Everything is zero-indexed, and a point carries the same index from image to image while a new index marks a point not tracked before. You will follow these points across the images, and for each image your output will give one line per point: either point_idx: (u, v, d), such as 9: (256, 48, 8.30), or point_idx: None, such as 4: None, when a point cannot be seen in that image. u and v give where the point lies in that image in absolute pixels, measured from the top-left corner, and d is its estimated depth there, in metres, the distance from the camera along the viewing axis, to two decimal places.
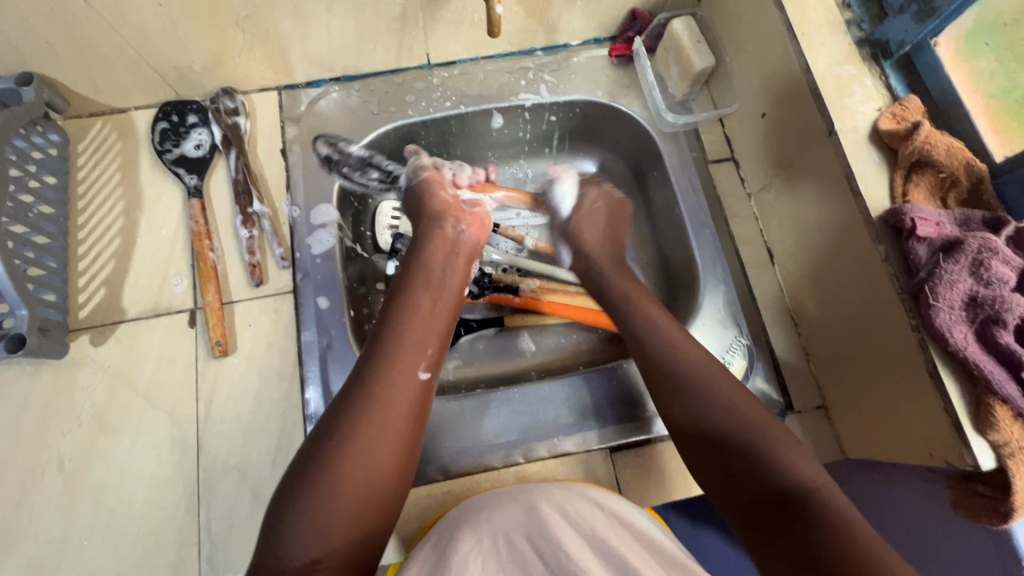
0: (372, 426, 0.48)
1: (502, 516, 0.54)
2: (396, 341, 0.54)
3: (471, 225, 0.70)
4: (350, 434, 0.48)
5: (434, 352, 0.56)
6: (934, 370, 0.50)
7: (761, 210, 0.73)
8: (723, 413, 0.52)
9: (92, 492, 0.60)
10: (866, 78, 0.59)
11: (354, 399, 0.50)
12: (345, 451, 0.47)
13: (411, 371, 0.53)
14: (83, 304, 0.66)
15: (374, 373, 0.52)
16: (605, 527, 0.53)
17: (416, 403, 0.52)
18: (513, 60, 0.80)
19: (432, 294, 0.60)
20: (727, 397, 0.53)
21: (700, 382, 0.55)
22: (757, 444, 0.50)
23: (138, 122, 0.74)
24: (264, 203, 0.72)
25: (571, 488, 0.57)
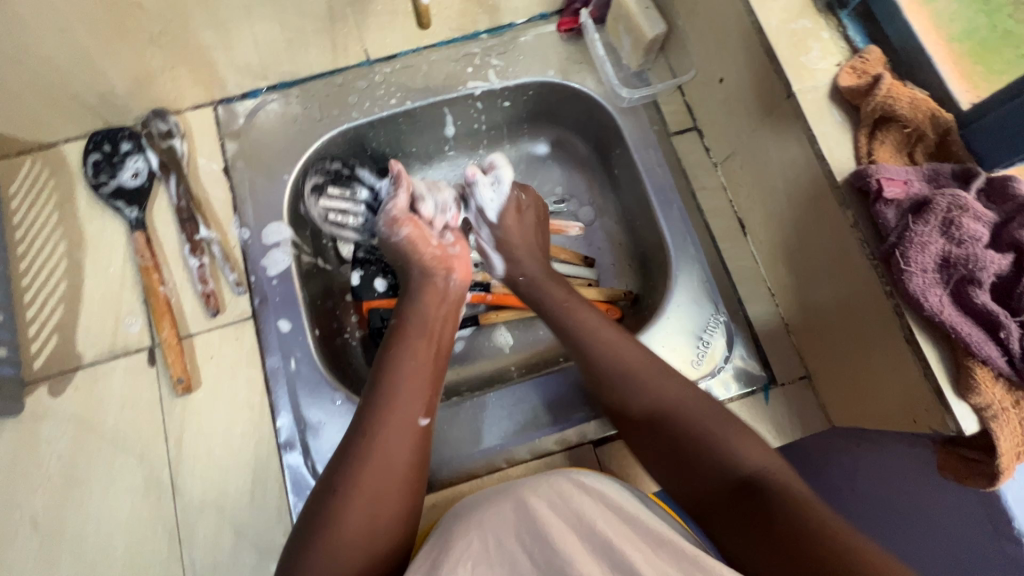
0: (376, 473, 0.49)
1: (495, 520, 0.50)
2: (395, 383, 0.54)
3: (457, 269, 0.66)
4: (355, 487, 0.48)
5: (432, 394, 0.56)
6: (911, 336, 0.48)
7: (729, 179, 0.71)
8: (666, 407, 0.55)
9: (71, 545, 0.59)
10: (824, 32, 0.56)
11: (356, 449, 0.50)
12: (349, 503, 0.48)
13: (411, 416, 0.53)
14: (37, 354, 0.64)
15: (374, 425, 0.51)
16: (593, 512, 0.49)
17: (418, 447, 0.52)
18: (457, 47, 0.75)
19: (429, 340, 0.59)
20: (658, 385, 0.56)
21: (620, 373, 0.57)
22: (704, 435, 0.52)
23: (69, 155, 0.70)
24: (212, 227, 0.68)
25: (555, 476, 0.54)
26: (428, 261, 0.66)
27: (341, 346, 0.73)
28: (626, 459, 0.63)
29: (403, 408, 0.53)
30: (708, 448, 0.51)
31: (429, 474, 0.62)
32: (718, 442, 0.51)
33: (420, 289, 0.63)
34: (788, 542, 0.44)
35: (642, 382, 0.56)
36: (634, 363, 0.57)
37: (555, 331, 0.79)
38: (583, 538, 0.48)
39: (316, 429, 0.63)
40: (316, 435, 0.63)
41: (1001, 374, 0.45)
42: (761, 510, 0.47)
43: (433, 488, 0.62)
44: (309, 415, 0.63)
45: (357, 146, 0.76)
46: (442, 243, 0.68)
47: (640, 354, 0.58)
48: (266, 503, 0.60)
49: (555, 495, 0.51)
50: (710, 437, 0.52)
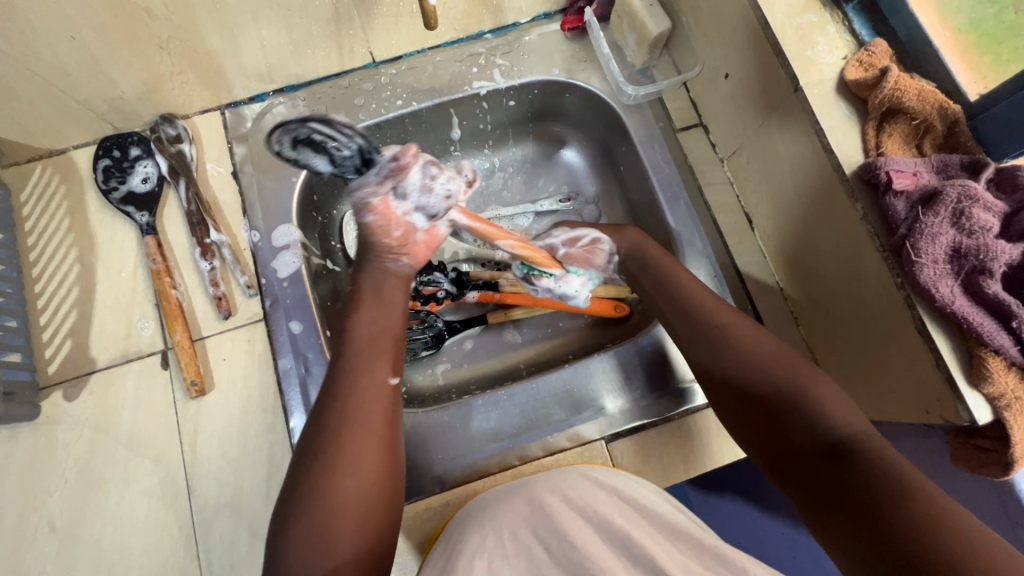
0: (352, 438, 0.49)
1: (508, 514, 0.51)
2: (355, 355, 0.55)
3: (412, 253, 0.63)
4: (333, 455, 0.48)
5: (395, 360, 0.57)
6: (923, 328, 0.48)
7: (735, 174, 0.71)
8: (762, 365, 0.53)
9: (89, 547, 0.59)
10: (829, 26, 0.56)
11: (329, 417, 0.50)
12: (329, 474, 0.47)
13: (378, 380, 0.54)
14: (51, 359, 0.64)
15: (341, 397, 0.52)
16: (610, 508, 0.50)
17: (391, 408, 0.53)
18: (462, 47, 0.76)
19: (386, 311, 0.60)
20: (755, 346, 0.55)
21: (723, 332, 0.57)
22: (796, 395, 0.50)
23: (79, 161, 0.70)
24: (222, 231, 0.69)
25: (571, 471, 0.54)
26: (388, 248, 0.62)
27: None
28: (637, 455, 0.63)
29: (367, 377, 0.53)
30: (800, 408, 0.49)
31: (441, 473, 0.63)
32: (811, 403, 0.49)
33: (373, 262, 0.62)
34: (876, 508, 0.41)
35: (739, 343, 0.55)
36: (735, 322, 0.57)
37: (563, 328, 0.79)
38: (603, 535, 0.49)
39: None
40: None
41: (1014, 363, 0.45)
42: (852, 475, 0.43)
43: (447, 486, 0.62)
44: None
45: None
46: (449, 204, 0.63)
47: (736, 318, 0.57)
48: (282, 503, 0.61)
49: (570, 491, 0.51)
50: (800, 396, 0.50)
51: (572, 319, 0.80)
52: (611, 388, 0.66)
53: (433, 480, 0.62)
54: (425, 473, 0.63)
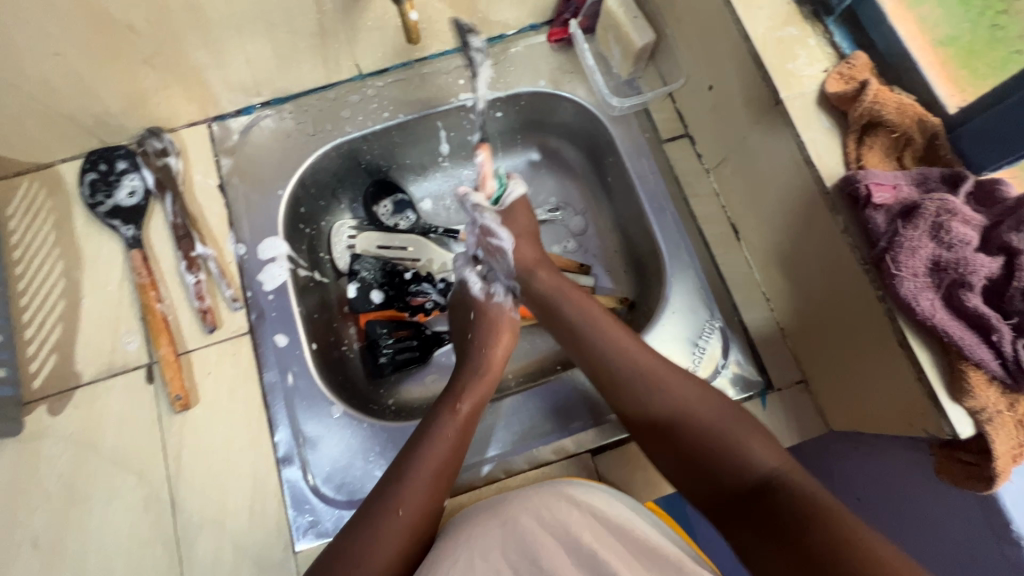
0: (405, 507, 0.52)
1: (482, 536, 0.50)
2: (433, 431, 0.58)
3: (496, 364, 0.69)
4: (380, 520, 0.51)
5: (465, 441, 0.59)
6: (904, 340, 0.48)
7: (721, 185, 0.71)
8: (664, 398, 0.56)
9: (71, 564, 0.59)
10: (810, 39, 0.56)
11: (389, 484, 0.53)
12: (377, 538, 0.50)
13: (445, 460, 0.56)
14: (36, 374, 0.64)
15: (414, 465, 0.55)
16: (581, 526, 0.49)
17: (440, 485, 0.55)
18: (448, 59, 0.76)
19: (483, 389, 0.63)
20: (663, 376, 0.57)
21: (613, 354, 0.59)
22: (721, 443, 0.52)
23: (66, 175, 0.71)
24: (208, 244, 0.69)
25: (547, 489, 0.53)
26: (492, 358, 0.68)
27: (338, 358, 0.73)
28: (624, 469, 0.63)
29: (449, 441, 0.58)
30: (724, 452, 0.51)
31: None
32: (737, 447, 0.51)
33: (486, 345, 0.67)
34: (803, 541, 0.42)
35: (665, 387, 0.56)
36: (658, 371, 0.57)
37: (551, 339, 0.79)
38: (571, 554, 0.47)
39: (313, 443, 0.64)
40: (314, 449, 0.64)
41: (995, 377, 0.45)
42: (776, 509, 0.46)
43: None
44: (307, 429, 0.64)
45: (352, 160, 0.77)
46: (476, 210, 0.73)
47: (660, 362, 0.58)
48: (266, 518, 0.60)
49: (545, 509, 0.51)
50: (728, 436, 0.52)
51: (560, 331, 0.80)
52: (595, 400, 0.66)
53: None
54: None
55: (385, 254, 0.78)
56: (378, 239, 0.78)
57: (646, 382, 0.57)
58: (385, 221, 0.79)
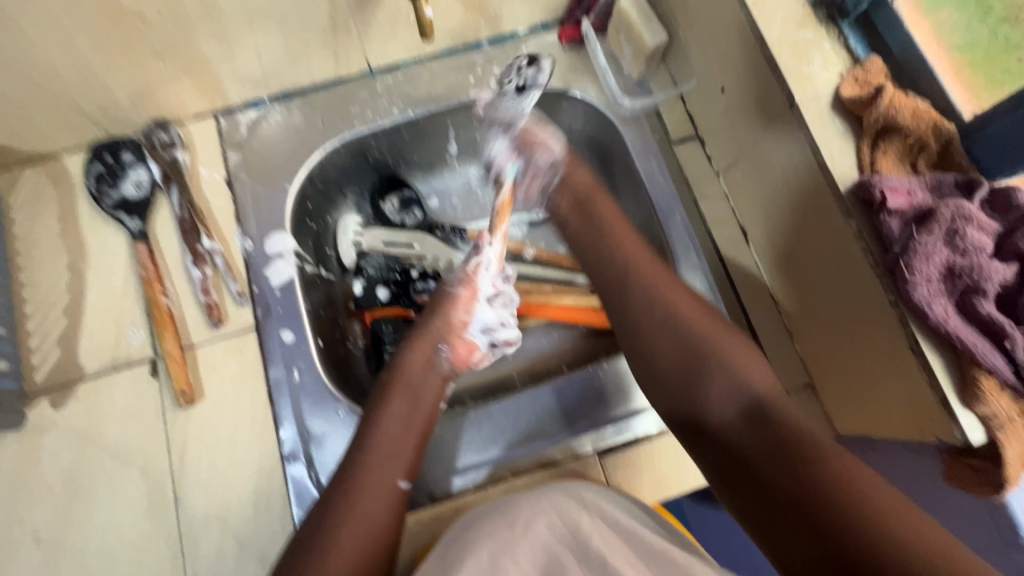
0: (352, 534, 0.49)
1: (490, 539, 0.50)
2: (365, 452, 0.55)
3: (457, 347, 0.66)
4: (326, 554, 0.48)
5: (413, 457, 0.56)
6: (915, 345, 0.48)
7: (730, 187, 0.71)
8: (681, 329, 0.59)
9: (72, 559, 0.58)
10: (825, 43, 0.56)
11: (330, 512, 0.50)
12: (312, 571, 0.47)
13: (388, 479, 0.54)
14: (38, 367, 0.63)
15: (352, 486, 0.52)
16: (591, 532, 0.50)
17: (393, 509, 0.52)
18: (459, 56, 0.76)
19: (409, 399, 0.60)
20: (682, 308, 0.60)
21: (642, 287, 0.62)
22: (718, 379, 0.56)
23: (71, 166, 0.70)
24: (214, 238, 0.68)
25: (559, 488, 0.53)
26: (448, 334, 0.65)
27: (344, 355, 0.73)
28: (631, 470, 0.63)
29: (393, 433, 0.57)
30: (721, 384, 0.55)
31: (432, 486, 0.62)
32: (733, 380, 0.55)
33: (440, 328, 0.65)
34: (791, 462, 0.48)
35: (716, 363, 0.56)
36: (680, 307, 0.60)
37: (557, 339, 0.79)
38: (581, 558, 0.50)
39: (319, 440, 0.63)
40: (320, 446, 0.63)
41: (1007, 384, 0.45)
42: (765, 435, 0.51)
43: (438, 499, 0.62)
44: (313, 425, 0.64)
45: (360, 156, 0.77)
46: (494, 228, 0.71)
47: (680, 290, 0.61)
48: (271, 514, 0.60)
49: (556, 514, 0.51)
50: (726, 367, 0.56)
51: (566, 331, 0.79)
52: (602, 400, 0.65)
53: (423, 492, 0.62)
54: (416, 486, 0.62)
55: (391, 251, 0.78)
56: (384, 236, 0.78)
57: (691, 341, 0.58)
58: (392, 218, 0.79)
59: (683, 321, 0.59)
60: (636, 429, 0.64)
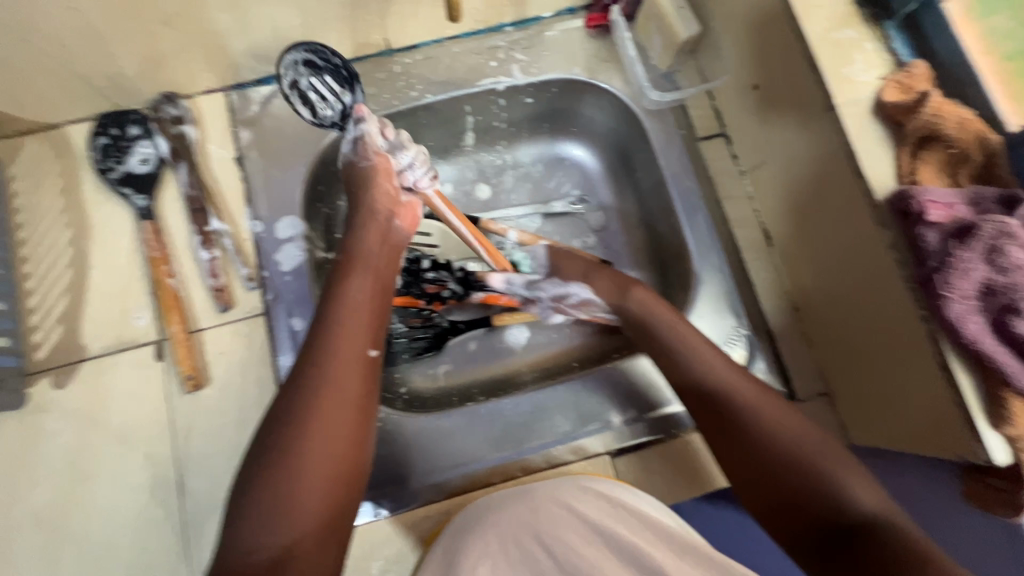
0: (327, 398, 0.48)
1: (510, 520, 0.52)
2: (332, 322, 0.52)
3: (402, 216, 0.63)
4: (307, 418, 0.46)
5: (376, 328, 0.54)
6: (945, 363, 0.47)
7: (756, 188, 0.69)
8: (765, 433, 0.50)
9: (74, 541, 0.58)
10: (867, 43, 0.54)
11: (300, 379, 0.48)
12: (298, 438, 0.45)
13: (357, 348, 0.51)
14: (40, 345, 0.62)
15: (323, 353, 0.50)
16: (613, 519, 0.51)
17: (364, 382, 0.50)
18: (481, 39, 0.73)
19: (374, 274, 0.57)
20: (766, 412, 0.51)
21: (722, 390, 0.53)
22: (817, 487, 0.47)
23: (74, 138, 0.67)
24: (223, 219, 0.66)
25: (582, 481, 0.54)
26: (388, 207, 0.62)
27: None
28: (643, 472, 0.62)
29: (348, 339, 0.51)
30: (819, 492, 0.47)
31: (441, 482, 0.61)
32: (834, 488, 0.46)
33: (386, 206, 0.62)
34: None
35: (809, 469, 0.48)
36: (762, 407, 0.52)
37: (569, 335, 0.78)
38: (603, 540, 0.50)
39: None
40: None
41: None
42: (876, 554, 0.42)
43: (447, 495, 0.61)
44: None
45: None
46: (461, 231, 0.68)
47: (747, 381, 0.54)
48: None
49: (576, 502, 0.52)
50: (826, 475, 0.47)
51: (579, 326, 0.78)
52: (620, 399, 0.64)
53: (431, 488, 0.61)
54: (425, 482, 0.61)
55: None
56: None
57: (784, 456, 0.49)
58: None
59: (735, 393, 0.53)
60: (650, 430, 0.63)
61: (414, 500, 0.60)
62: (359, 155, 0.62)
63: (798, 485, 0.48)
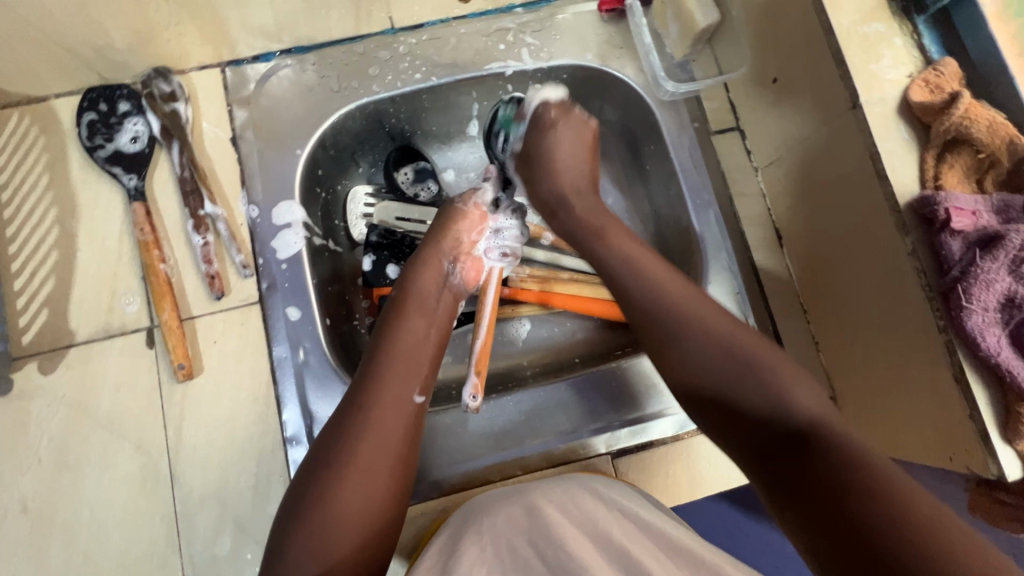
0: (374, 440, 0.47)
1: (503, 521, 0.48)
2: (386, 362, 0.52)
3: (468, 266, 0.65)
4: (348, 464, 0.46)
5: (427, 375, 0.54)
6: (960, 374, 0.46)
7: (768, 186, 0.67)
8: (707, 340, 0.50)
9: (62, 530, 0.56)
10: (897, 38, 0.52)
11: (348, 422, 0.48)
12: (341, 477, 0.45)
13: (405, 394, 0.51)
14: (25, 329, 0.59)
15: (369, 398, 0.49)
16: (609, 522, 0.47)
17: (409, 429, 0.50)
18: (489, 20, 0.70)
19: (429, 321, 0.58)
20: (707, 321, 0.51)
21: (667, 307, 0.53)
22: (753, 388, 0.47)
23: (61, 112, 0.64)
24: (218, 203, 0.64)
25: (571, 481, 0.52)
26: (456, 253, 0.64)
27: (349, 333, 0.70)
28: (643, 472, 0.62)
29: (397, 385, 0.51)
30: (757, 395, 0.46)
31: (439, 478, 0.60)
32: (769, 389, 0.46)
33: (440, 242, 0.63)
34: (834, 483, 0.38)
35: (757, 373, 0.47)
36: (694, 308, 0.52)
37: (570, 329, 0.76)
38: (600, 546, 0.46)
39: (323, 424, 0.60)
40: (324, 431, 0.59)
41: None
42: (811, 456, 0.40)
43: (445, 491, 0.60)
44: (317, 409, 0.60)
45: (376, 122, 0.72)
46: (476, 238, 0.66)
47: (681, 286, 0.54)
48: (269, 498, 0.58)
49: (569, 502, 0.49)
50: (769, 381, 0.47)
51: (580, 321, 0.76)
52: (621, 400, 0.63)
53: (429, 485, 0.60)
54: (423, 478, 0.60)
55: (403, 227, 0.72)
56: (397, 209, 0.72)
57: (733, 361, 0.49)
58: (405, 189, 0.75)
59: (660, 289, 0.54)
60: (652, 431, 0.62)
61: (411, 497, 0.59)
62: (458, 200, 0.67)
63: (738, 395, 0.47)
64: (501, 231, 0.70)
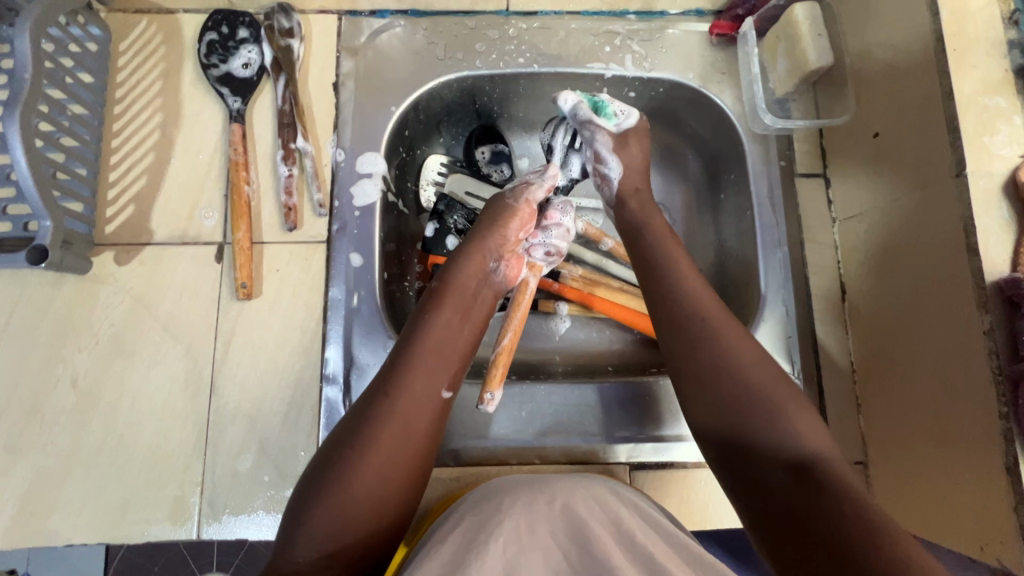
0: (397, 429, 0.48)
1: (526, 506, 0.48)
2: (418, 353, 0.53)
3: (509, 264, 0.63)
4: (370, 447, 0.47)
5: (457, 371, 0.54)
6: (1013, 465, 0.45)
7: (843, 239, 0.67)
8: (739, 369, 0.50)
9: (103, 412, 0.59)
10: (1017, 116, 0.50)
11: (376, 408, 0.49)
12: (364, 461, 0.46)
13: (433, 387, 0.52)
14: (111, 219, 0.63)
15: (398, 386, 0.50)
16: (632, 520, 0.48)
17: (433, 422, 0.51)
18: (601, 22, 0.72)
19: (463, 313, 0.58)
20: (739, 350, 0.50)
21: (707, 330, 0.52)
22: (763, 416, 0.47)
23: (185, 26, 0.68)
24: (309, 140, 0.66)
25: (596, 483, 0.52)
26: (500, 249, 0.62)
27: (399, 294, 0.70)
28: (657, 492, 0.62)
29: (427, 378, 0.52)
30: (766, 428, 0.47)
31: (459, 448, 0.61)
32: (778, 422, 0.47)
33: (487, 235, 0.62)
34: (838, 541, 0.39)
35: (776, 408, 0.47)
36: (732, 332, 0.51)
37: (608, 338, 0.76)
38: (623, 543, 0.46)
39: (362, 370, 0.61)
40: (360, 377, 0.60)
41: None
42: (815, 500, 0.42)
43: (461, 463, 0.61)
44: (359, 355, 0.61)
45: (468, 97, 0.73)
46: (519, 232, 0.63)
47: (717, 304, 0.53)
48: (297, 430, 0.60)
49: (592, 500, 0.49)
50: (777, 415, 0.47)
51: (619, 332, 0.76)
52: (646, 414, 0.62)
53: (448, 454, 0.61)
54: (443, 445, 0.61)
55: (470, 202, 0.73)
56: (469, 185, 0.74)
57: (754, 389, 0.48)
58: (480, 167, 0.76)
59: (700, 310, 0.53)
60: (675, 452, 0.62)
61: None
62: (511, 193, 0.65)
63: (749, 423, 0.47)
64: (550, 228, 0.66)
